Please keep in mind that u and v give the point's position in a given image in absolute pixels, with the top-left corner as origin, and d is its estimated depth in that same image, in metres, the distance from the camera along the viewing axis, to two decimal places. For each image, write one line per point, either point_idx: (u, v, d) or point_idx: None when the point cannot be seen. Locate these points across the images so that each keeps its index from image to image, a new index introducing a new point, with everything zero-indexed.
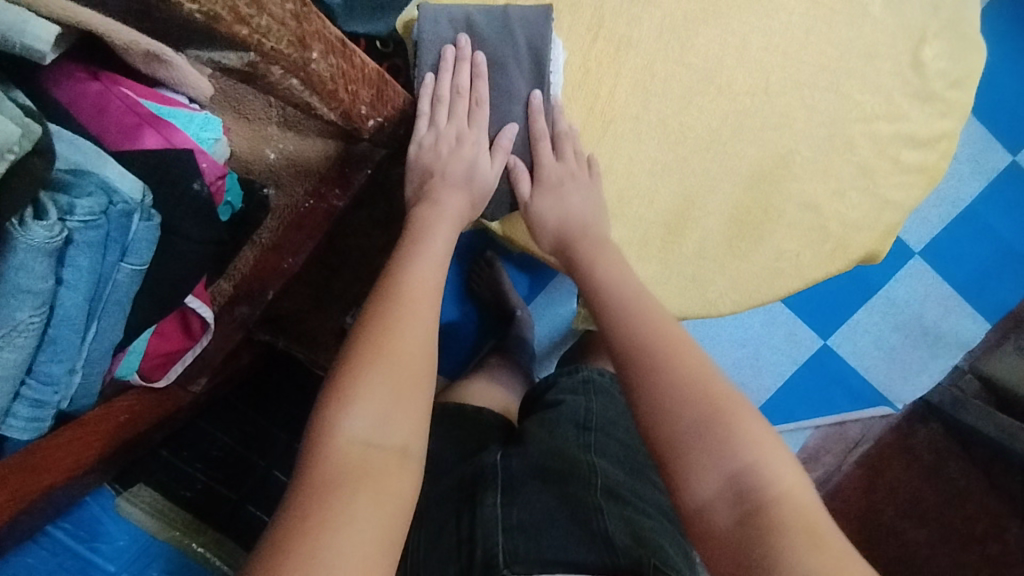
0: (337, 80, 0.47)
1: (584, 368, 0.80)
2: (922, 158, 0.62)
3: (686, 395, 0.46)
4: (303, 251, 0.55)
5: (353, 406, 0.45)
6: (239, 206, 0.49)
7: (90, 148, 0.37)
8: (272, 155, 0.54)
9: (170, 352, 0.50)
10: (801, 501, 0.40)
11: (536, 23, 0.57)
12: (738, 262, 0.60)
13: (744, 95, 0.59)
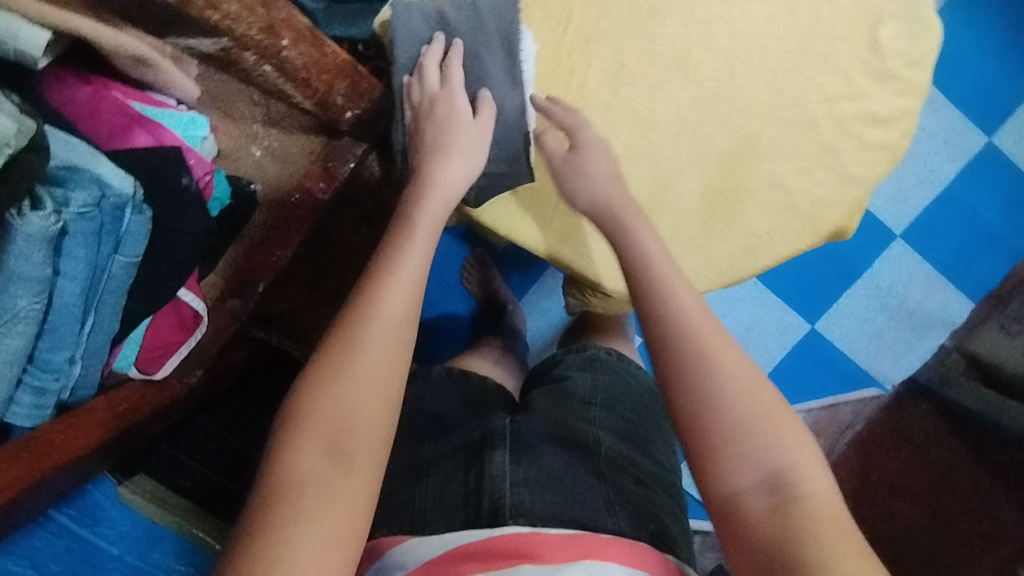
0: (308, 68, 0.51)
1: (591, 349, 0.95)
2: (883, 135, 0.76)
3: (748, 406, 0.48)
4: (290, 244, 0.65)
5: (305, 422, 0.46)
6: (226, 201, 0.60)
7: (83, 149, 0.45)
8: (258, 153, 0.67)
9: (166, 343, 0.59)
10: (819, 487, 0.46)
11: (503, 10, 0.66)
12: (712, 240, 0.75)
13: (711, 80, 0.73)
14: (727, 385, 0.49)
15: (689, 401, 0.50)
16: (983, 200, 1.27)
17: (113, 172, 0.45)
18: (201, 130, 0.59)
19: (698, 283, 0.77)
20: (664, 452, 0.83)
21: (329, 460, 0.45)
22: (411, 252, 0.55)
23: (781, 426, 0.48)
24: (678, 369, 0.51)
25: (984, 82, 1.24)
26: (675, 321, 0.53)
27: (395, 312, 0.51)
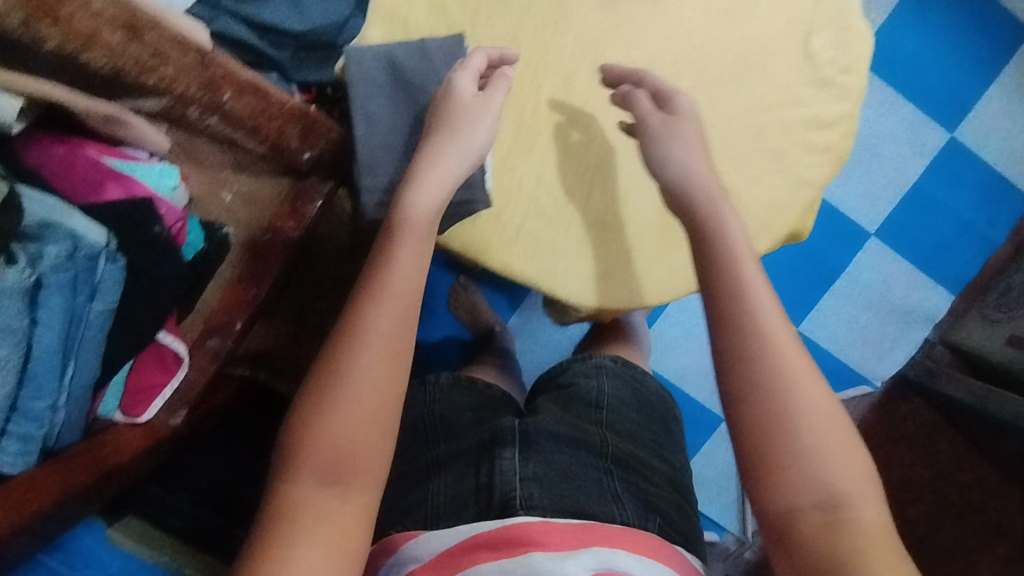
0: (253, 117, 0.55)
1: (596, 358, 0.99)
2: (825, 138, 0.81)
3: (813, 422, 0.51)
4: (264, 282, 0.67)
5: (299, 456, 0.52)
6: (200, 244, 0.62)
7: (55, 204, 0.47)
8: (228, 199, 0.70)
9: (149, 386, 0.61)
10: (873, 516, 0.48)
11: (452, 49, 0.73)
12: (671, 249, 0.78)
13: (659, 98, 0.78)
14: (805, 409, 0.52)
15: (755, 418, 0.52)
16: (950, 193, 1.32)
17: (86, 225, 0.47)
18: (171, 179, 0.60)
19: (667, 289, 0.78)
20: (671, 450, 0.91)
21: (322, 490, 0.51)
22: (394, 284, 0.59)
23: (847, 456, 0.51)
24: (751, 383, 0.53)
25: (941, 79, 1.31)
26: (745, 338, 0.55)
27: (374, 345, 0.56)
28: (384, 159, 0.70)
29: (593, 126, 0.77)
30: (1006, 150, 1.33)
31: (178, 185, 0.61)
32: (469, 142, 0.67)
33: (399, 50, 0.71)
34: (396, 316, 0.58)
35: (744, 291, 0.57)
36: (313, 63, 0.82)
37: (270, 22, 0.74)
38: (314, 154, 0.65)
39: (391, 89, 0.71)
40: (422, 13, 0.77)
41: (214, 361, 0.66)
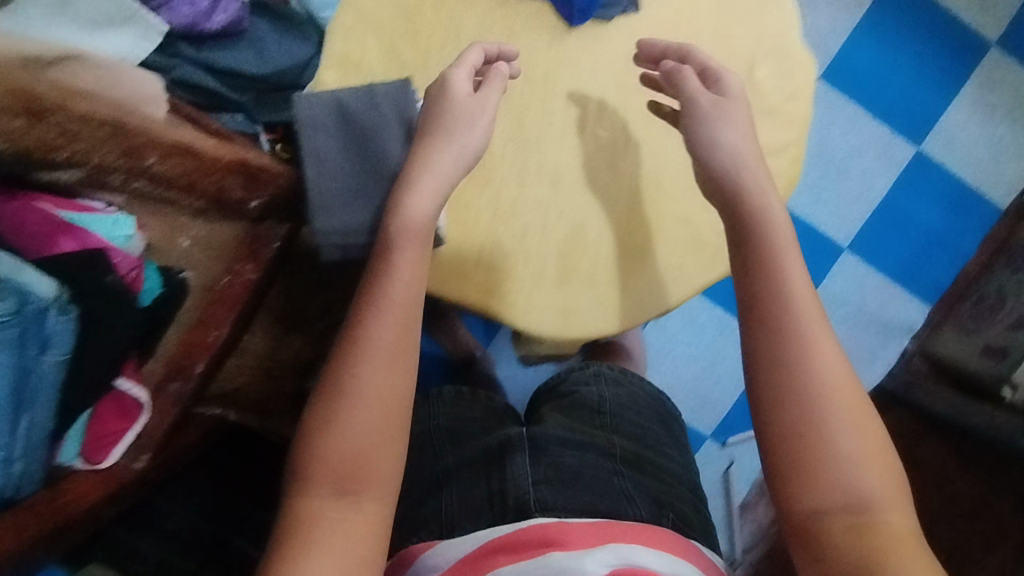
0: (185, 176, 0.54)
1: (592, 364, 0.96)
2: (774, 166, 0.81)
3: (840, 429, 0.56)
4: (224, 323, 0.67)
5: (314, 468, 0.57)
6: (159, 290, 0.63)
7: (6, 259, 0.47)
8: (186, 244, 0.69)
9: (111, 432, 0.62)
10: (896, 520, 0.53)
11: (397, 95, 0.73)
12: (629, 277, 0.79)
13: (608, 130, 0.80)
14: (829, 419, 0.57)
15: (784, 423, 0.57)
16: (925, 204, 1.28)
17: (35, 279, 0.47)
18: (126, 229, 0.60)
19: (624, 319, 0.79)
20: (670, 448, 0.88)
21: (337, 501, 0.55)
22: (389, 298, 0.63)
23: (874, 464, 0.55)
24: (776, 390, 0.59)
25: (903, 95, 1.27)
26: (775, 345, 0.60)
27: (382, 362, 0.60)
28: (336, 199, 0.70)
29: (544, 160, 0.79)
30: (979, 159, 1.29)
31: (135, 234, 0.61)
32: (465, 139, 0.70)
33: (344, 95, 0.72)
34: (397, 329, 0.62)
35: (780, 299, 0.62)
36: (275, 101, 0.80)
37: (228, 66, 0.76)
38: (260, 202, 0.65)
39: (337, 132, 0.72)
40: (374, 57, 0.79)
41: (176, 405, 0.67)
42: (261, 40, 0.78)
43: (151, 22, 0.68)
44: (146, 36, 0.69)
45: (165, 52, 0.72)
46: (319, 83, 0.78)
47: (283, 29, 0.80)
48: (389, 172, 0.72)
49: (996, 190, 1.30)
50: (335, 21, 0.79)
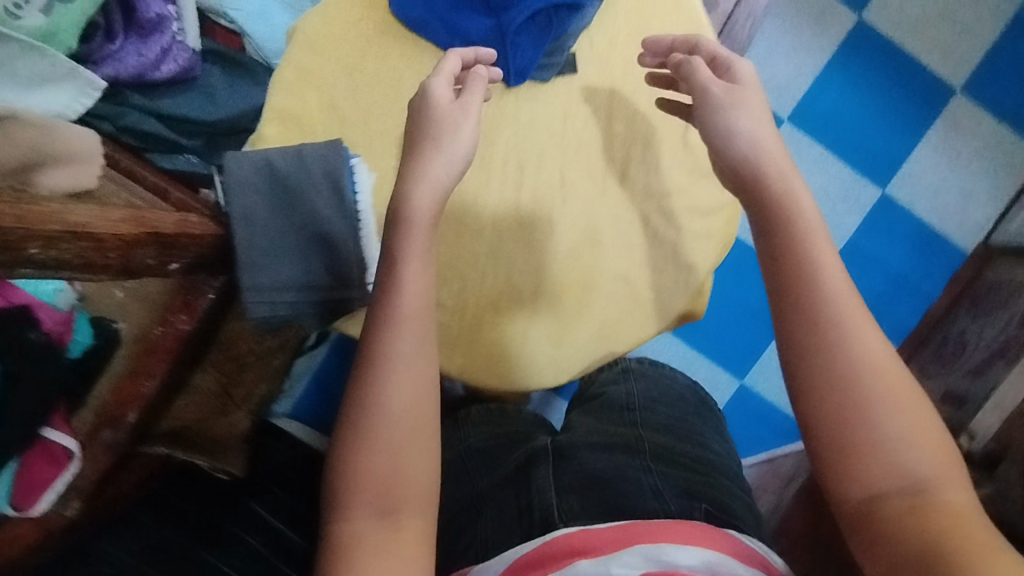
0: (84, 257, 0.43)
1: (622, 361, 0.92)
2: (709, 225, 0.73)
3: (889, 400, 0.46)
4: (155, 373, 0.67)
5: (347, 488, 0.49)
6: (87, 341, 0.66)
7: None
8: (120, 294, 0.68)
9: (42, 476, 0.65)
10: (960, 500, 0.43)
11: (329, 158, 0.62)
12: (571, 328, 0.73)
13: (554, 171, 0.72)
14: (876, 399, 0.46)
15: (827, 405, 0.47)
16: (893, 244, 1.39)
17: None
18: (57, 285, 0.65)
19: (568, 370, 0.74)
20: (710, 437, 0.80)
21: (376, 522, 0.48)
22: (406, 302, 0.53)
23: (929, 442, 0.45)
24: (813, 369, 0.48)
25: (856, 128, 1.36)
26: (821, 314, 0.49)
27: (409, 374, 0.51)
28: (266, 273, 0.61)
29: (485, 217, 0.72)
30: (938, 205, 1.38)
31: (68, 287, 0.66)
32: (453, 150, 0.59)
33: (274, 157, 0.62)
34: (421, 340, 0.52)
35: (810, 262, 0.51)
36: (230, 140, 0.83)
37: (177, 113, 0.78)
38: (179, 263, 0.55)
39: (265, 194, 0.61)
40: (314, 109, 0.70)
41: (110, 453, 0.68)
42: (212, 87, 0.81)
43: (85, 77, 0.65)
44: (84, 92, 0.65)
45: (112, 101, 0.76)
46: (261, 139, 0.69)
47: (237, 77, 0.83)
48: (320, 241, 0.63)
49: (956, 234, 1.39)
50: (278, 74, 0.70)
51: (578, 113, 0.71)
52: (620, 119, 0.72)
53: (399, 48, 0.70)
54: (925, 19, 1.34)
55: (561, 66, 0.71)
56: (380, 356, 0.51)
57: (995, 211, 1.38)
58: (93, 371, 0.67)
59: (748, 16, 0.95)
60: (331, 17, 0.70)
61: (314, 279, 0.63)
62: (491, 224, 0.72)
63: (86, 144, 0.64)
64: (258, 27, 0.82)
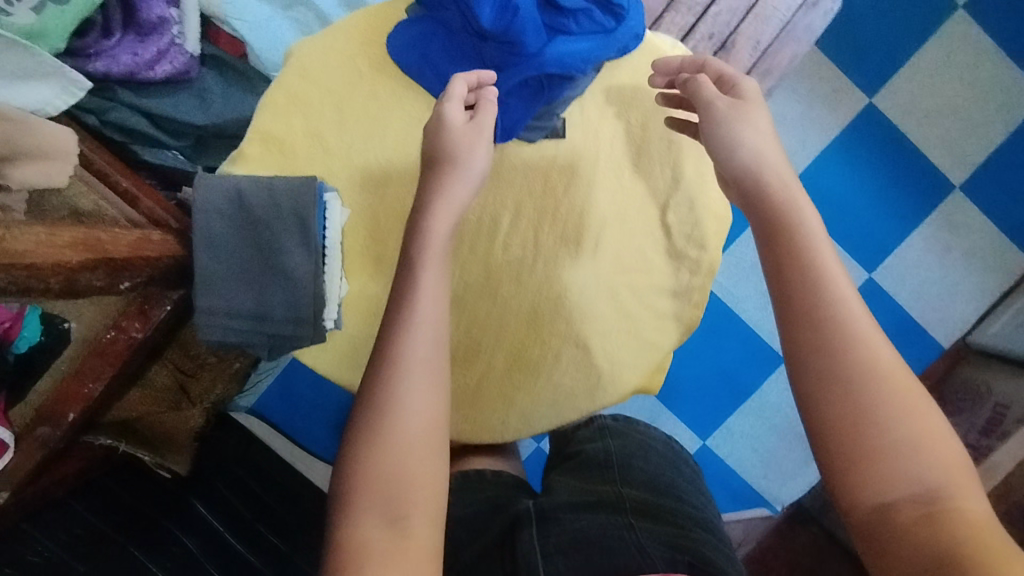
0: (17, 285, 0.41)
1: (597, 419, 0.90)
2: (677, 306, 0.74)
3: (902, 414, 0.46)
4: (101, 378, 0.67)
5: (357, 495, 0.49)
6: (36, 339, 0.65)
7: None
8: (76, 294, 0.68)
9: None
10: (978, 507, 0.42)
11: (300, 193, 0.62)
12: (523, 391, 0.73)
13: (530, 231, 0.72)
14: (887, 401, 0.46)
15: (836, 410, 0.47)
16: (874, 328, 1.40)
17: None
18: None
19: (509, 431, 0.75)
20: (690, 493, 0.78)
21: (384, 530, 0.47)
22: (420, 310, 0.54)
23: (942, 446, 0.45)
24: (821, 379, 0.48)
25: (853, 211, 1.37)
26: (831, 330, 0.49)
27: (422, 381, 0.52)
28: (227, 301, 0.61)
29: (455, 268, 0.72)
30: (922, 297, 1.39)
31: None
32: (469, 169, 0.60)
33: (246, 186, 0.62)
34: (436, 349, 0.53)
35: (825, 284, 0.51)
36: (219, 147, 0.84)
37: (167, 113, 0.78)
38: (133, 283, 0.54)
39: (231, 223, 0.61)
40: (299, 135, 0.70)
41: (44, 448, 0.67)
42: (207, 93, 0.80)
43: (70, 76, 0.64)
44: (67, 90, 0.65)
45: (102, 96, 0.76)
46: (242, 157, 0.69)
47: (233, 83, 0.83)
48: (283, 273, 0.62)
49: (936, 329, 1.40)
50: (268, 96, 0.69)
51: (563, 180, 0.71)
52: (602, 190, 0.72)
53: (391, 89, 0.70)
54: (933, 112, 1.35)
55: (549, 130, 0.71)
56: (394, 360, 0.52)
57: (977, 310, 1.39)
58: (39, 367, 0.67)
59: None
60: (327, 46, 0.70)
61: (268, 311, 0.62)
62: (460, 274, 0.72)
63: (59, 141, 0.62)
64: (259, 37, 0.81)
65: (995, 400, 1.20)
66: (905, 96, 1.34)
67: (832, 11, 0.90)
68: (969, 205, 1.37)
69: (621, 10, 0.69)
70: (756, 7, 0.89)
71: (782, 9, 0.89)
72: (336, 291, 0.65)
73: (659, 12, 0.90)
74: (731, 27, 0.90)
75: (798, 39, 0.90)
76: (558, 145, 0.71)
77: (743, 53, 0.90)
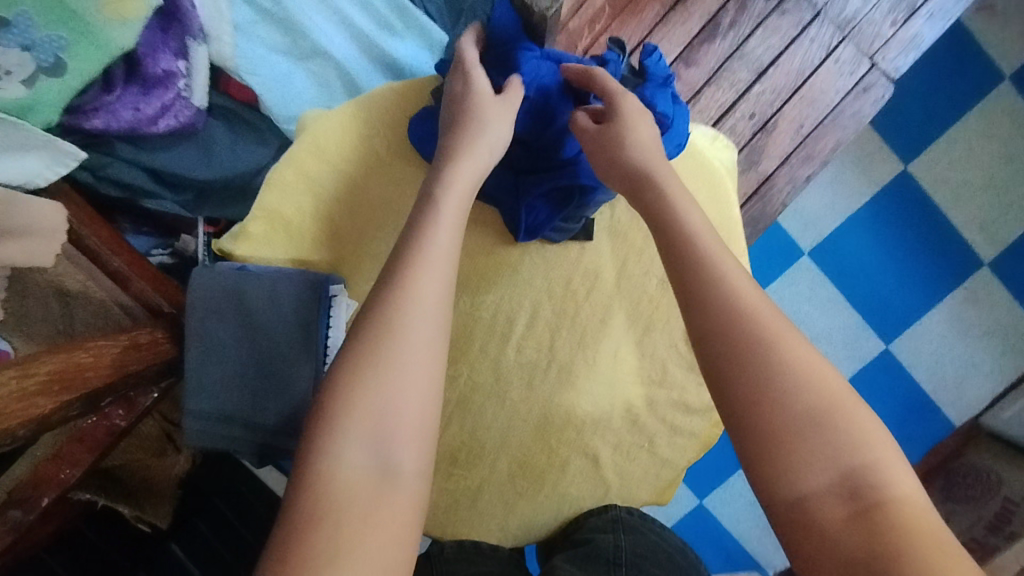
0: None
1: (613, 506, 0.69)
2: (696, 422, 0.71)
3: (811, 400, 0.40)
4: (80, 465, 0.61)
5: (340, 423, 0.39)
6: None
7: None
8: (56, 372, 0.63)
9: None
10: (901, 491, 0.38)
11: (303, 292, 0.60)
12: (525, 499, 0.69)
13: (546, 332, 0.68)
14: (794, 376, 0.41)
15: (742, 394, 0.41)
16: (886, 404, 1.29)
17: None
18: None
19: (507, 535, 0.70)
20: None
21: (370, 471, 0.38)
22: (437, 239, 0.45)
23: (865, 435, 0.40)
24: (734, 364, 0.42)
25: (879, 284, 1.25)
26: (724, 312, 0.43)
27: (432, 312, 0.42)
28: (216, 396, 0.59)
29: (462, 367, 0.67)
30: (939, 374, 1.28)
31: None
32: (483, 130, 0.54)
33: (247, 281, 0.59)
34: (449, 283, 0.44)
35: (710, 268, 0.45)
36: (223, 198, 0.77)
37: (173, 169, 0.73)
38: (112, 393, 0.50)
39: (227, 321, 0.59)
40: (309, 215, 0.64)
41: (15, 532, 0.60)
42: (213, 143, 0.75)
43: (64, 149, 0.62)
44: (58, 162, 0.63)
45: (100, 149, 0.71)
46: (246, 236, 0.64)
47: (243, 135, 0.77)
48: (278, 371, 0.60)
49: (947, 407, 1.29)
50: (276, 171, 0.64)
51: (585, 283, 0.69)
52: (625, 295, 0.70)
53: (411, 176, 0.65)
54: (970, 186, 1.23)
55: (576, 232, 0.68)
56: (403, 283, 0.42)
57: (991, 390, 1.28)
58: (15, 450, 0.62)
59: (788, 180, 0.85)
60: (346, 124, 0.65)
61: (261, 417, 0.59)
62: (468, 373, 0.67)
63: (47, 217, 0.57)
64: (274, 91, 0.75)
65: (1006, 495, 1.12)
66: (944, 167, 1.22)
67: (883, 99, 0.84)
68: (997, 286, 1.25)
69: (667, 118, 0.64)
70: (802, 89, 0.83)
71: (830, 92, 0.83)
72: None
73: (699, 86, 0.84)
74: (774, 108, 0.84)
75: (844, 125, 0.84)
76: (584, 246, 0.69)
77: (785, 135, 0.84)
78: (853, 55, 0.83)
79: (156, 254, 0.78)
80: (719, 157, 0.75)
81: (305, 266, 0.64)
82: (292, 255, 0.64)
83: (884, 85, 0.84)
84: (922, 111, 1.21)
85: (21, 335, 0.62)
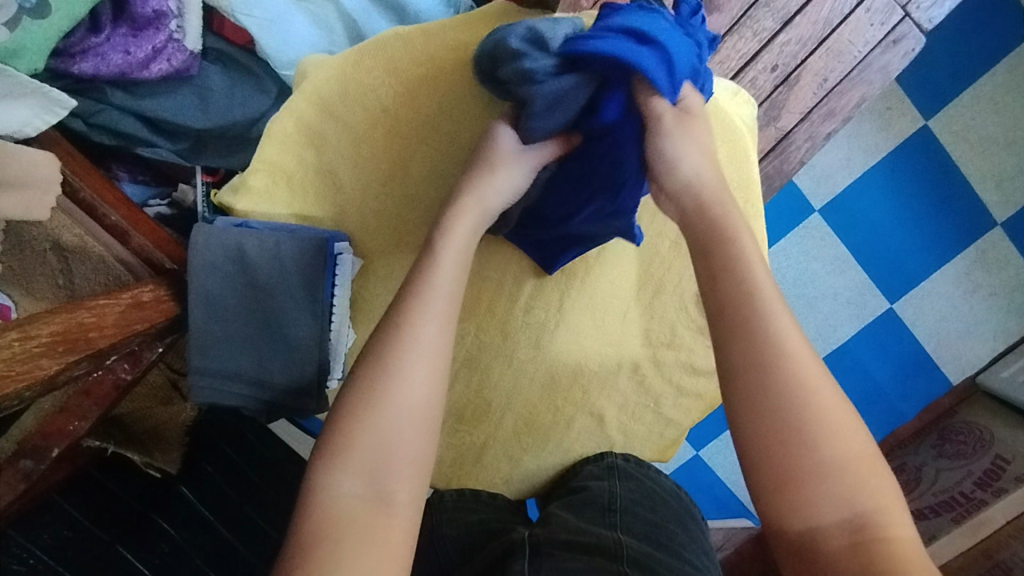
0: None
1: (609, 454, 0.69)
2: (702, 383, 0.71)
3: (840, 447, 0.40)
4: (87, 418, 0.59)
5: (345, 448, 0.41)
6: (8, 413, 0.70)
7: None
8: None
9: None
10: (905, 535, 0.39)
11: (308, 253, 0.59)
12: (527, 455, 0.70)
13: (555, 292, 0.67)
14: (819, 424, 0.41)
15: (762, 428, 0.41)
16: (888, 360, 1.28)
17: None
18: None
19: (509, 487, 0.71)
20: (696, 556, 0.60)
21: (367, 499, 0.40)
22: (438, 290, 0.47)
23: (872, 477, 0.40)
24: (758, 396, 0.42)
25: (889, 243, 1.23)
26: (763, 343, 0.43)
27: (430, 350, 0.44)
28: (225, 362, 0.59)
29: (468, 328, 0.67)
30: (941, 333, 1.26)
31: None
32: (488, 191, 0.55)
33: (250, 243, 0.58)
34: (447, 327, 0.46)
35: (751, 297, 0.45)
36: (221, 149, 0.74)
37: (167, 116, 0.69)
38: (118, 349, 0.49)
39: (234, 286, 0.58)
40: (314, 169, 0.62)
41: (27, 479, 0.62)
42: (209, 90, 0.71)
43: (51, 95, 0.59)
44: (47, 110, 0.60)
45: (89, 95, 0.68)
46: (245, 188, 0.61)
47: (239, 80, 0.72)
48: (285, 333, 0.60)
49: (947, 365, 1.27)
50: (276, 122, 0.61)
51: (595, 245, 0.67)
52: (634, 255, 0.69)
53: (419, 130, 0.62)
54: (991, 142, 1.18)
55: None
56: (408, 321, 0.45)
57: (991, 350, 1.26)
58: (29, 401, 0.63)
59: (806, 137, 0.83)
60: (347, 75, 0.61)
61: (266, 375, 0.60)
62: (476, 331, 0.67)
63: (42, 168, 0.54)
64: (271, 36, 0.70)
65: (996, 452, 1.07)
66: (965, 124, 1.18)
67: (913, 52, 0.80)
68: (1008, 247, 1.21)
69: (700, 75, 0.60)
70: (829, 40, 0.80)
71: (858, 45, 0.80)
72: (342, 344, 0.63)
73: (721, 35, 0.80)
74: (798, 60, 0.80)
75: (869, 80, 0.81)
76: None
77: (807, 89, 0.81)
78: (886, 4, 0.79)
79: (155, 205, 0.77)
80: (740, 113, 0.73)
81: (308, 223, 0.63)
82: (294, 210, 0.63)
83: (915, 38, 0.80)
84: (948, 64, 1.15)
85: (22, 290, 0.65)
